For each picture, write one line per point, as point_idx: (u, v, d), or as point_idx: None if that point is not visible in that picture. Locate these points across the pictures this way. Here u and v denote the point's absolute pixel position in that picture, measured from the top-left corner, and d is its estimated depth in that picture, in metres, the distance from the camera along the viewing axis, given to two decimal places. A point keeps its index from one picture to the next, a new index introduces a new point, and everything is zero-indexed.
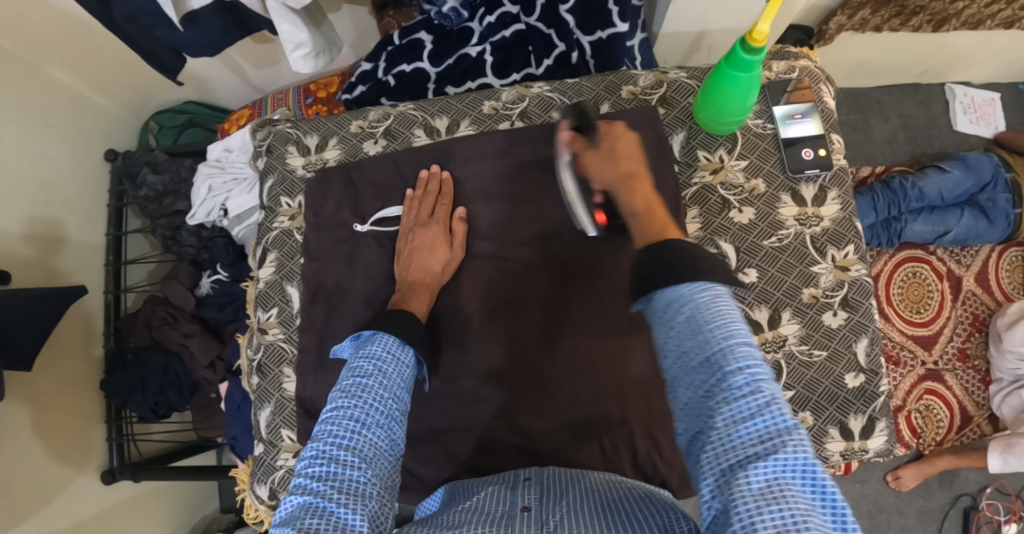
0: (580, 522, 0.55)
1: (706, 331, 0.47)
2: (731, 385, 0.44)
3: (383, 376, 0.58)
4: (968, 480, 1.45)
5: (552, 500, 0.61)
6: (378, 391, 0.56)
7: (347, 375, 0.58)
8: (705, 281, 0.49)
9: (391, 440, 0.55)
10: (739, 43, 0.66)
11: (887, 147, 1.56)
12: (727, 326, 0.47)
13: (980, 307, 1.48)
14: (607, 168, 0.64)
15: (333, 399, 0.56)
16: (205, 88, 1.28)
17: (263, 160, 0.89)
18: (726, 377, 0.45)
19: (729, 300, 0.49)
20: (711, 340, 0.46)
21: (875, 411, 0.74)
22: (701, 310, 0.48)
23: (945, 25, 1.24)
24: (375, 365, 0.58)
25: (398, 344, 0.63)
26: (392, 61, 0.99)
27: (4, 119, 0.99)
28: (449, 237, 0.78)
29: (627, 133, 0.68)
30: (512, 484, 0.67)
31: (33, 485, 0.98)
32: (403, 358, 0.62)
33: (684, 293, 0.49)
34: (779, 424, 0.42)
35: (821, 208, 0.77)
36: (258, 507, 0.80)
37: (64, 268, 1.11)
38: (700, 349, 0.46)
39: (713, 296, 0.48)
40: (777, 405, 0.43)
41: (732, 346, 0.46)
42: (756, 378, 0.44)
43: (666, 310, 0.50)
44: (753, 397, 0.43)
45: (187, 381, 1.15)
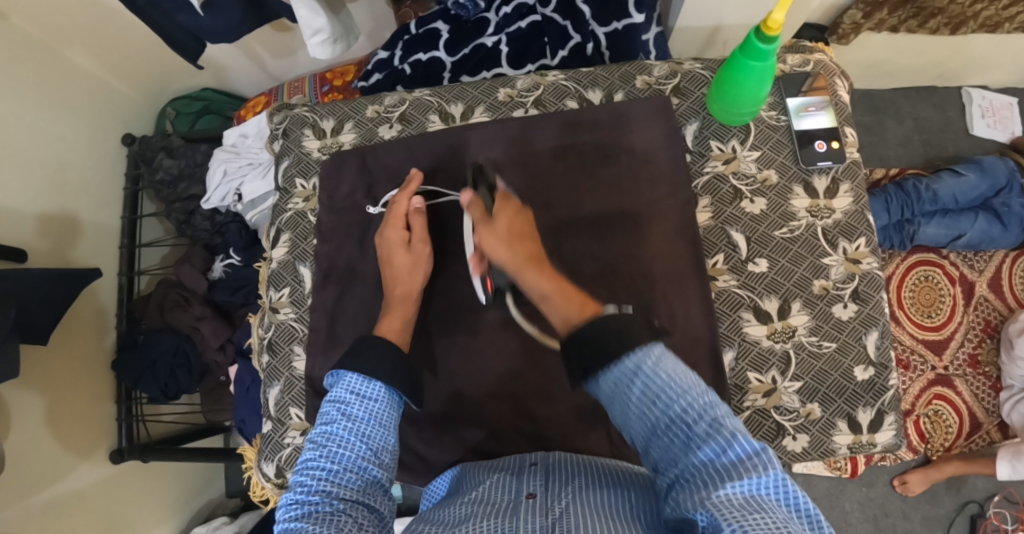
0: (582, 504, 0.55)
1: (662, 391, 0.48)
2: (697, 439, 0.46)
3: (348, 419, 0.58)
4: (976, 487, 1.43)
5: (557, 486, 0.61)
6: (342, 435, 0.56)
7: (317, 427, 0.59)
8: (645, 348, 0.50)
9: (368, 476, 0.55)
10: (754, 33, 0.66)
11: (901, 149, 1.55)
12: (678, 383, 0.48)
13: (991, 313, 1.47)
14: (503, 246, 0.65)
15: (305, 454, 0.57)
16: (222, 75, 1.30)
17: (279, 143, 0.90)
18: (691, 430, 0.46)
19: (669, 360, 0.50)
20: (668, 406, 0.48)
21: (884, 405, 0.73)
22: (652, 382, 0.49)
23: (963, 27, 1.24)
24: (337, 411, 0.59)
25: (365, 380, 0.62)
26: (409, 50, 1.01)
27: (23, 100, 1.01)
28: (408, 236, 0.75)
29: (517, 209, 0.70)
30: (517, 471, 0.67)
31: (43, 463, 1.00)
32: (370, 394, 0.61)
33: (634, 372, 0.49)
34: (747, 458, 0.44)
35: (834, 200, 0.77)
36: (264, 485, 0.81)
37: (80, 249, 1.13)
38: (661, 412, 0.48)
39: (657, 357, 0.50)
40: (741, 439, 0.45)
41: (689, 404, 0.47)
42: (714, 423, 0.46)
43: (619, 385, 0.50)
44: (720, 439, 0.45)
45: (196, 363, 1.17)
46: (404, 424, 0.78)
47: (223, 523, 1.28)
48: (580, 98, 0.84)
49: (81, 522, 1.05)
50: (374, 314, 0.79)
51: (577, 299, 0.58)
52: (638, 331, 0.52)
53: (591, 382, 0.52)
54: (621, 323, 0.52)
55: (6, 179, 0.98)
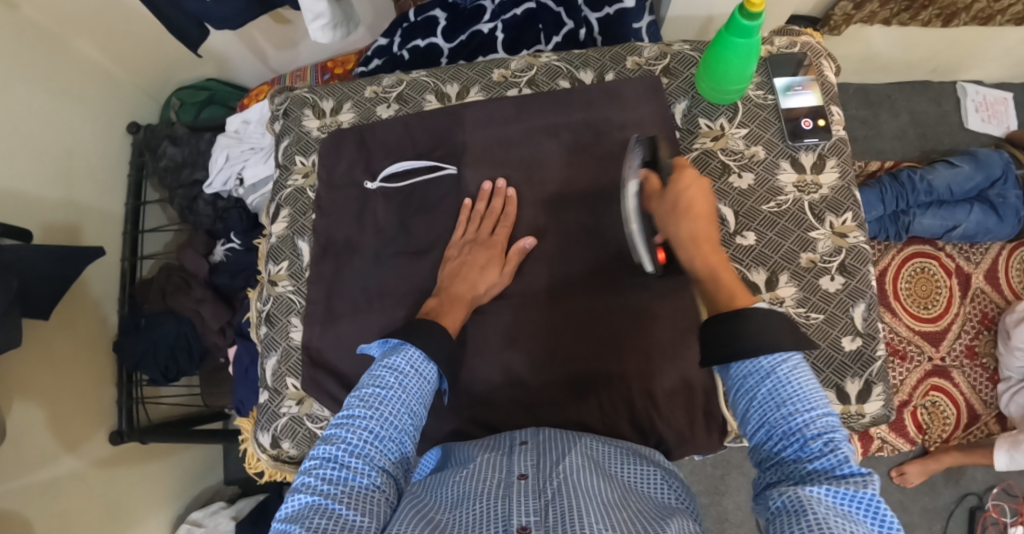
0: (578, 488, 0.55)
1: (788, 394, 0.49)
2: (809, 448, 0.47)
3: (401, 390, 0.58)
4: (975, 479, 1.43)
5: (549, 464, 0.60)
6: (394, 406, 0.56)
7: (368, 382, 0.58)
8: (788, 353, 0.51)
9: (403, 450, 0.57)
10: (738, 10, 0.68)
11: (897, 143, 1.56)
12: (808, 391, 0.49)
13: (988, 305, 1.47)
14: (678, 220, 0.64)
15: (351, 405, 0.57)
16: (227, 66, 1.33)
17: (280, 123, 0.92)
18: (802, 436, 0.47)
19: (808, 371, 0.51)
20: (790, 410, 0.49)
21: (872, 376, 0.74)
22: (783, 384, 0.50)
23: (954, 20, 1.26)
24: (395, 378, 0.58)
25: (423, 358, 0.62)
26: (407, 37, 1.03)
27: (33, 85, 1.04)
28: (505, 259, 0.76)
29: (697, 181, 0.66)
30: (506, 450, 0.65)
31: (43, 440, 1.01)
32: (425, 374, 0.61)
33: (768, 370, 0.51)
34: (853, 479, 0.44)
35: (820, 176, 0.79)
36: (260, 456, 0.83)
37: (86, 233, 1.15)
38: (781, 414, 0.49)
39: (794, 364, 0.51)
40: (853, 464, 0.45)
41: (812, 415, 0.48)
42: (831, 442, 0.46)
43: (751, 380, 0.52)
44: (828, 453, 0.46)
45: (197, 346, 1.19)
46: None
47: (220, 507, 1.30)
48: (573, 78, 0.86)
49: (81, 503, 1.06)
50: (371, 286, 0.80)
51: (731, 290, 0.58)
52: (783, 337, 0.52)
53: (729, 367, 0.54)
54: (772, 324, 0.52)
55: (16, 161, 1.00)
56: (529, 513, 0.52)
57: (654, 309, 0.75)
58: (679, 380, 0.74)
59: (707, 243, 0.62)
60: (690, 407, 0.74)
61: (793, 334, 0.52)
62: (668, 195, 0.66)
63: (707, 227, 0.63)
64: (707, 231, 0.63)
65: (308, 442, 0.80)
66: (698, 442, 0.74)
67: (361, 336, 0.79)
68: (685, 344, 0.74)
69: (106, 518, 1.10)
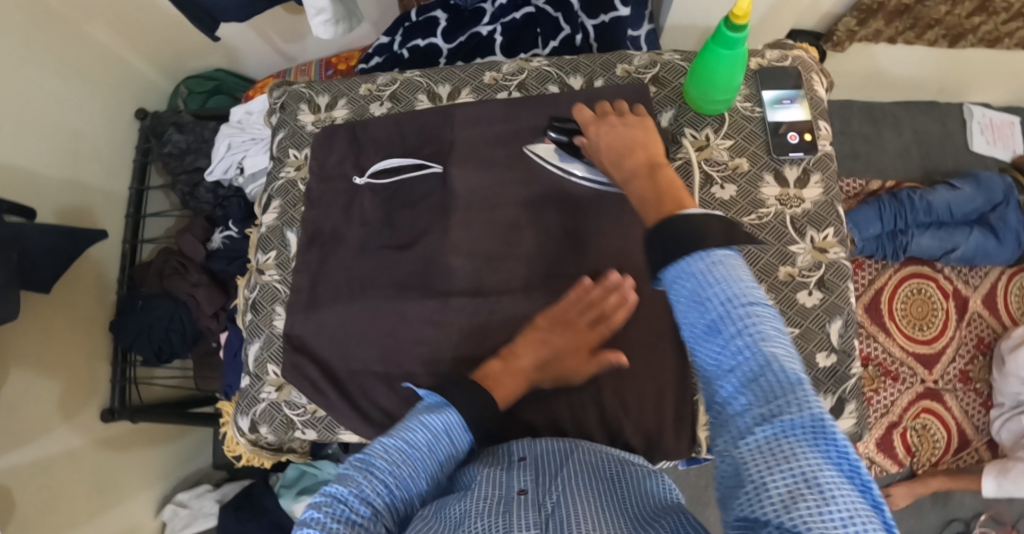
0: (581, 507, 0.52)
1: (709, 297, 0.44)
2: (732, 353, 0.42)
3: (427, 454, 0.56)
4: (962, 504, 1.41)
5: (549, 480, 0.57)
6: (415, 465, 0.55)
7: (398, 433, 0.57)
8: (709, 251, 0.45)
9: (410, 511, 0.55)
10: (723, 22, 0.68)
11: (900, 161, 1.54)
12: (732, 292, 0.43)
13: (985, 329, 1.45)
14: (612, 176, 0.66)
15: (373, 451, 0.56)
16: (235, 57, 1.36)
17: (276, 116, 0.94)
18: (725, 344, 0.43)
19: (731, 261, 0.44)
20: (711, 312, 0.43)
21: (845, 392, 0.74)
22: (701, 283, 0.44)
23: (961, 41, 1.26)
24: (428, 439, 0.56)
25: (462, 430, 0.59)
26: (408, 36, 1.05)
27: (46, 68, 1.07)
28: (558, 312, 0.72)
29: (606, 133, 0.69)
30: (505, 464, 0.62)
31: (37, 413, 1.03)
32: (456, 445, 0.58)
33: (685, 271, 0.45)
34: (782, 382, 0.40)
35: (804, 190, 0.80)
36: (239, 439, 0.85)
37: (89, 214, 1.18)
38: (700, 316, 0.44)
39: (715, 262, 0.44)
40: (781, 365, 0.40)
41: (734, 315, 0.42)
42: (757, 343, 0.41)
43: (674, 286, 0.47)
44: (751, 360, 0.41)
45: (191, 329, 1.21)
46: (374, 380, 0.78)
47: (206, 490, 1.32)
48: (562, 83, 0.87)
49: (69, 478, 1.08)
50: (354, 278, 0.82)
51: (667, 197, 0.53)
52: (713, 234, 0.46)
53: (657, 276, 0.48)
54: (699, 224, 0.46)
55: (24, 140, 1.03)
56: (529, 527, 0.50)
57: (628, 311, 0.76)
58: (648, 385, 0.75)
59: (641, 170, 0.60)
60: (660, 412, 0.75)
61: (728, 227, 0.47)
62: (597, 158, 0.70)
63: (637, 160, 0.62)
64: (641, 160, 0.62)
65: (284, 428, 0.82)
66: (666, 447, 0.75)
67: (342, 327, 0.81)
68: (657, 349, 0.75)
69: (93, 491, 1.12)
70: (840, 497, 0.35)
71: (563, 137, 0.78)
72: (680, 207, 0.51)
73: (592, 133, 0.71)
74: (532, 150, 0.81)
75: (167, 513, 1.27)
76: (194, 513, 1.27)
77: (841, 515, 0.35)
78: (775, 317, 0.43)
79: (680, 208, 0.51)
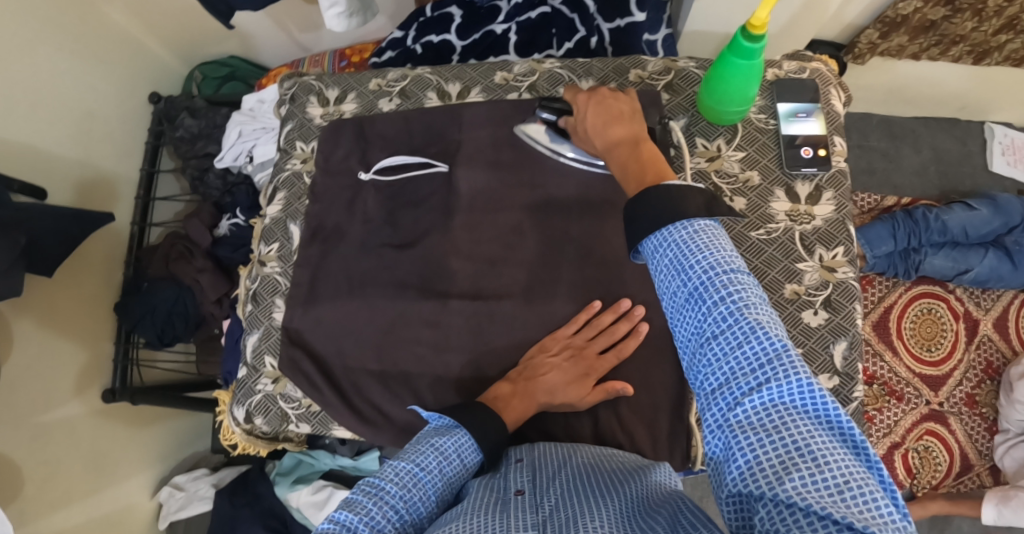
0: (580, 508, 0.51)
1: (689, 267, 0.45)
2: (716, 321, 0.43)
3: (438, 477, 0.55)
4: (961, 530, 1.38)
5: (546, 482, 0.57)
6: (427, 490, 0.54)
7: (409, 454, 0.56)
8: (688, 220, 0.46)
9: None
10: (740, 32, 0.67)
11: (916, 179, 1.52)
12: (713, 260, 0.44)
13: (994, 354, 1.43)
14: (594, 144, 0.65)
15: (384, 474, 0.54)
16: (250, 44, 1.35)
17: (285, 107, 0.94)
18: (709, 312, 0.43)
19: (710, 229, 0.46)
20: (692, 279, 0.44)
21: (846, 416, 0.73)
22: (681, 250, 0.46)
23: (986, 59, 1.23)
24: (439, 459, 0.56)
25: (471, 450, 0.58)
26: (422, 31, 1.05)
27: (62, 49, 1.08)
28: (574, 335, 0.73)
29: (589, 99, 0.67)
30: (501, 468, 0.62)
31: (39, 391, 1.04)
32: (465, 467, 0.58)
33: (667, 240, 0.47)
34: (768, 348, 0.40)
35: (815, 207, 0.78)
36: (234, 429, 0.86)
37: (99, 195, 1.19)
38: (682, 282, 0.45)
39: (694, 230, 0.46)
40: (765, 330, 0.41)
41: (716, 281, 0.43)
42: (739, 309, 0.42)
43: (655, 257, 0.48)
44: (735, 328, 0.41)
45: (194, 314, 1.21)
46: (369, 378, 0.78)
47: (203, 474, 1.33)
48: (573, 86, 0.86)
49: (69, 457, 1.09)
50: (354, 274, 0.82)
51: (648, 168, 0.55)
52: (694, 204, 0.47)
53: (636, 247, 0.50)
54: (679, 192, 0.48)
55: (36, 119, 1.04)
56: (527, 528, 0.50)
57: None
58: (644, 399, 0.74)
59: (624, 140, 0.60)
60: (654, 427, 0.74)
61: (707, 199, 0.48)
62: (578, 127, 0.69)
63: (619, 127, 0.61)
64: (625, 130, 0.61)
65: (279, 420, 0.83)
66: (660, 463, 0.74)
67: (339, 323, 0.80)
68: (654, 363, 0.75)
69: (91, 470, 1.13)
70: (833, 462, 0.35)
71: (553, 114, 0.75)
72: (661, 179, 0.53)
73: (577, 99, 0.68)
74: (524, 132, 0.80)
75: (165, 495, 1.28)
76: (189, 495, 1.28)
77: (836, 481, 0.34)
78: (755, 284, 0.44)
79: (664, 177, 0.53)
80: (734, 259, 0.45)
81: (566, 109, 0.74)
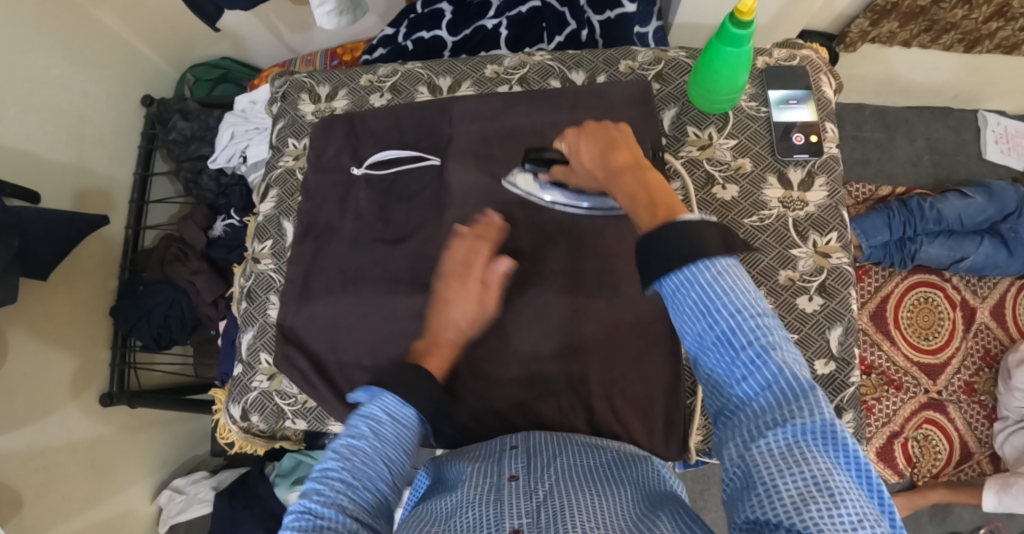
0: (570, 494, 0.52)
1: (716, 308, 0.45)
2: (743, 362, 0.44)
3: (377, 440, 0.58)
4: (962, 518, 1.38)
5: (540, 466, 0.57)
6: (367, 454, 0.57)
7: (342, 434, 0.60)
8: (711, 264, 0.45)
9: (380, 497, 0.56)
10: (729, 18, 0.67)
11: (911, 168, 1.52)
12: (742, 312, 0.44)
13: (992, 341, 1.43)
14: (597, 177, 0.63)
15: (326, 458, 0.58)
16: (242, 45, 1.35)
17: (277, 105, 0.94)
18: (737, 353, 0.45)
19: (736, 271, 0.46)
20: (720, 321, 0.45)
21: (843, 401, 0.73)
22: (708, 292, 0.46)
23: (977, 46, 1.24)
24: (369, 426, 0.59)
25: (399, 405, 0.62)
26: (413, 28, 1.04)
27: (53, 52, 1.08)
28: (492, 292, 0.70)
29: (585, 134, 0.66)
30: (496, 454, 0.61)
31: (35, 396, 1.03)
32: (401, 421, 0.61)
33: (691, 281, 0.46)
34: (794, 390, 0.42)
35: (807, 193, 0.78)
36: (231, 427, 0.86)
37: (94, 199, 1.18)
38: (710, 324, 0.46)
39: (720, 278, 0.45)
40: (791, 371, 0.42)
41: (744, 324, 0.44)
42: (767, 351, 0.43)
43: (676, 298, 0.47)
44: (763, 369, 0.43)
45: (190, 316, 1.22)
46: (364, 373, 0.78)
47: (202, 476, 1.33)
48: (564, 78, 0.87)
49: (68, 460, 1.08)
50: (347, 270, 0.82)
51: (657, 202, 0.52)
52: (711, 241, 0.46)
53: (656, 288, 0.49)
54: (697, 231, 0.46)
55: (29, 123, 1.04)
56: (521, 516, 0.50)
57: (620, 311, 0.75)
58: (639, 389, 0.74)
59: (625, 168, 0.58)
60: (650, 416, 0.74)
61: (724, 235, 0.47)
62: (577, 164, 0.67)
63: (623, 158, 0.60)
64: (628, 159, 0.59)
65: (275, 417, 0.83)
66: (658, 453, 0.74)
67: (333, 318, 0.80)
68: (649, 352, 0.75)
69: (90, 474, 1.12)
70: (850, 500, 0.37)
71: (536, 165, 0.76)
72: (673, 213, 0.50)
73: (568, 136, 0.67)
74: (510, 184, 0.80)
75: (164, 498, 1.28)
76: (189, 498, 1.28)
77: (850, 518, 0.36)
78: (781, 327, 0.45)
79: (676, 212, 0.50)
80: (759, 302, 0.46)
81: (554, 157, 0.75)
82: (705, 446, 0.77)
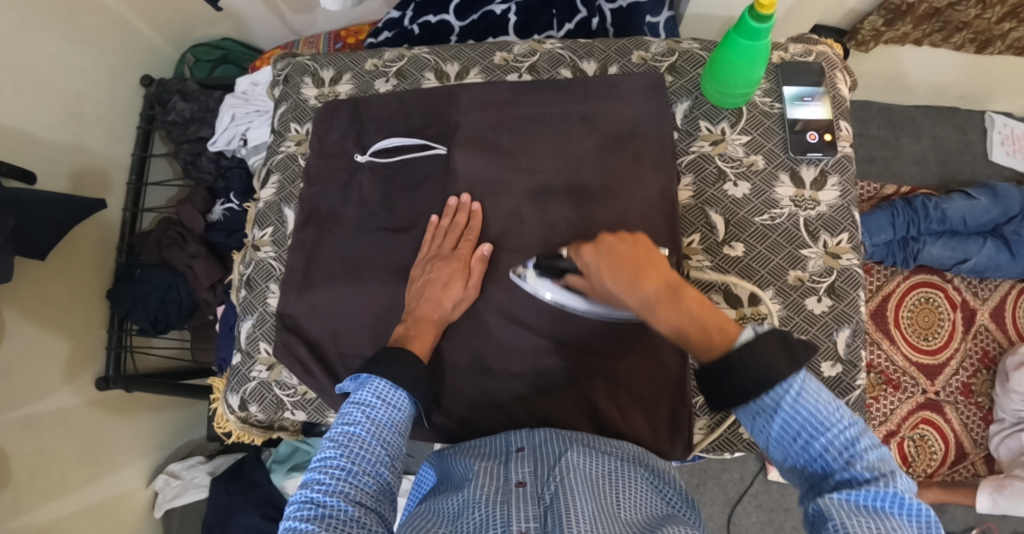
0: (577, 498, 0.51)
1: (800, 423, 0.51)
2: (832, 465, 0.50)
3: (371, 423, 0.58)
4: (955, 517, 1.39)
5: (547, 469, 0.56)
6: (365, 439, 0.57)
7: (337, 422, 0.59)
8: (788, 380, 0.51)
9: (382, 482, 0.56)
10: (747, 12, 0.65)
11: (916, 167, 1.51)
12: (823, 413, 0.50)
13: (991, 343, 1.43)
14: (623, 302, 0.60)
15: (323, 448, 0.57)
16: (242, 25, 1.32)
17: (279, 88, 0.92)
18: (825, 459, 0.50)
19: (813, 388, 0.51)
20: (804, 435, 0.51)
21: (848, 404, 0.72)
22: (790, 411, 0.51)
23: (989, 47, 1.22)
24: (363, 411, 0.59)
25: (390, 387, 0.61)
26: (419, 11, 1.01)
27: (51, 27, 1.04)
28: (468, 274, 0.74)
29: (598, 258, 0.61)
30: (502, 456, 0.61)
31: (31, 379, 1.01)
32: (395, 402, 0.61)
33: (774, 402, 0.52)
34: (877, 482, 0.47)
35: (820, 192, 0.77)
36: (228, 416, 0.84)
37: (92, 180, 1.16)
38: (799, 439, 0.51)
39: (800, 390, 0.51)
40: (871, 464, 0.48)
41: (825, 434, 0.50)
42: (848, 453, 0.49)
43: (761, 418, 0.54)
44: (847, 464, 0.49)
45: (187, 300, 1.20)
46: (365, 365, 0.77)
47: (198, 462, 1.32)
48: (575, 68, 0.85)
49: (64, 444, 1.07)
50: (350, 259, 0.80)
51: (709, 328, 0.55)
52: (780, 361, 0.51)
53: (742, 413, 0.55)
54: (763, 352, 0.51)
55: (26, 100, 1.01)
56: (529, 519, 0.50)
57: None
58: (645, 386, 0.73)
59: (659, 297, 0.57)
60: (655, 415, 0.73)
61: (785, 347, 0.52)
62: (597, 286, 0.63)
63: (652, 286, 0.57)
64: (656, 283, 0.57)
65: (274, 408, 0.81)
66: (662, 451, 0.73)
67: (334, 308, 0.79)
68: (656, 350, 0.74)
69: (87, 458, 1.11)
70: None
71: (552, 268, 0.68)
72: (727, 337, 0.55)
73: (584, 255, 0.63)
74: (518, 277, 0.73)
75: (159, 483, 1.26)
76: (185, 483, 1.27)
77: None
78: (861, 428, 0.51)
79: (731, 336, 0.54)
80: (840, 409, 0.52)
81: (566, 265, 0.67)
82: (709, 446, 0.76)
